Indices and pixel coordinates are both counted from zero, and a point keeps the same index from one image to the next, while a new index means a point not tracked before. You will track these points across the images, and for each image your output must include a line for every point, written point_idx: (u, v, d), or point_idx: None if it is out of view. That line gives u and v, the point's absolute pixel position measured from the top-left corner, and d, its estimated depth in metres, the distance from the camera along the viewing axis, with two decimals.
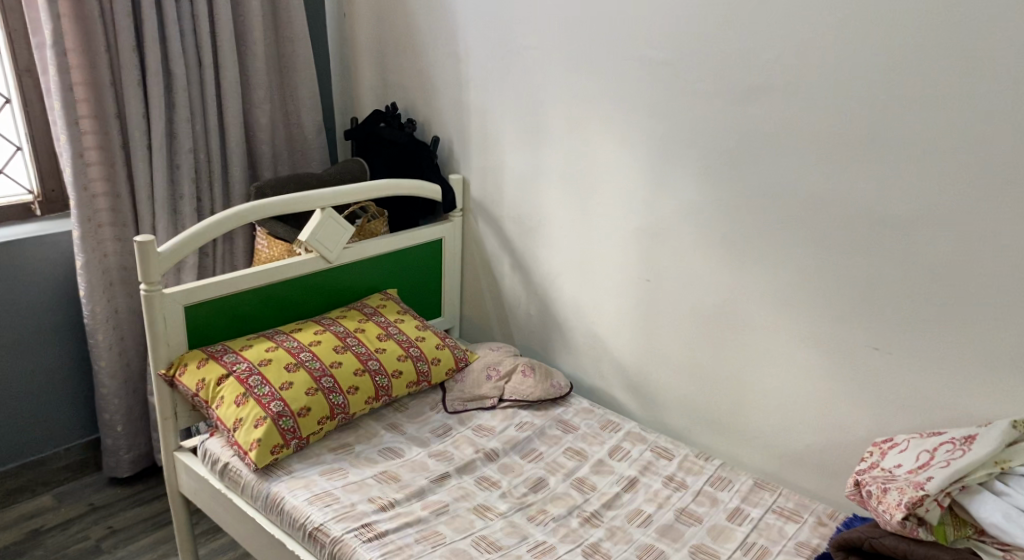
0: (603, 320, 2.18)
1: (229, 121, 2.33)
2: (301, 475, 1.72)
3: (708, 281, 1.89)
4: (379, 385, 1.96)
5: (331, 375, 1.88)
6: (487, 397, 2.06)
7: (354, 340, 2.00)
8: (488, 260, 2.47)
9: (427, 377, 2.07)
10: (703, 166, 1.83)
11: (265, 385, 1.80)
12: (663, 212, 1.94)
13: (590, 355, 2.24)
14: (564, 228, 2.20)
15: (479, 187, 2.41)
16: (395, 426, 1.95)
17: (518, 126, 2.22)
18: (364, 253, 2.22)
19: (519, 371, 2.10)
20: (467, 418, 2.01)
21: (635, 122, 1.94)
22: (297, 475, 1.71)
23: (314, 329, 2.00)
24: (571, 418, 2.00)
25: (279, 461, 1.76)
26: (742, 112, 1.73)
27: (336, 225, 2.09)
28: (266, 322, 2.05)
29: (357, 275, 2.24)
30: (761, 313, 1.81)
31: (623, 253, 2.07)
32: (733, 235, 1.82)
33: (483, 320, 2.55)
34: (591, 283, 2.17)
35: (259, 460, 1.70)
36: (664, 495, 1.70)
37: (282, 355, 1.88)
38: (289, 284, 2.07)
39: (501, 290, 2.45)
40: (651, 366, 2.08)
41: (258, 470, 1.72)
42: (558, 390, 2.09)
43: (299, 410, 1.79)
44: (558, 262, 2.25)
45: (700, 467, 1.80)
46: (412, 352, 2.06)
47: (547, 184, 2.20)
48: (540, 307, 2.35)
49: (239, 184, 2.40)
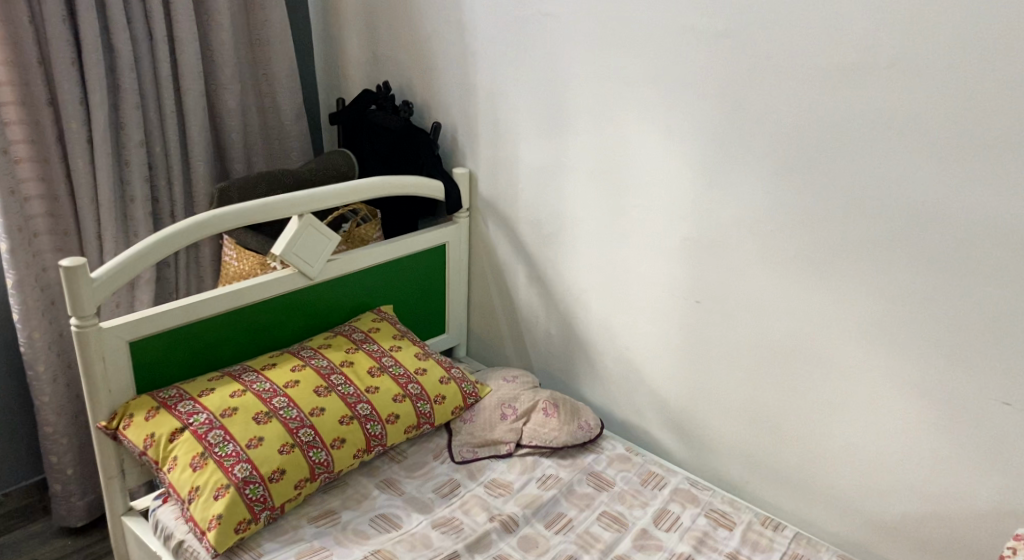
0: (639, 345, 1.82)
1: (189, 108, 1.94)
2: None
3: (778, 305, 1.55)
4: (371, 435, 1.61)
5: (311, 425, 1.53)
6: (502, 442, 1.71)
7: (339, 378, 1.64)
8: (499, 269, 2.10)
9: (429, 419, 1.71)
10: (775, 165, 1.47)
11: (229, 443, 1.45)
12: (722, 220, 1.58)
13: (623, 385, 1.88)
14: (591, 236, 1.83)
15: (488, 183, 2.03)
16: (392, 484, 1.60)
17: (536, 111, 1.84)
18: (352, 266, 1.86)
19: (539, 409, 1.75)
20: (478, 470, 1.66)
21: (686, 107, 1.56)
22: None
23: (291, 365, 1.64)
24: (604, 470, 1.65)
25: (247, 540, 1.42)
26: (832, 95, 1.36)
27: (317, 234, 1.74)
28: (235, 356, 1.70)
29: (344, 292, 1.87)
30: (844, 352, 1.49)
31: (667, 269, 1.71)
32: (812, 252, 1.47)
33: (494, 336, 2.19)
34: (626, 302, 1.81)
35: (219, 542, 1.36)
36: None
37: (250, 402, 1.53)
38: (261, 306, 1.71)
39: (515, 303, 2.09)
40: (699, 403, 1.74)
41: (219, 554, 1.38)
42: (587, 433, 1.73)
43: (270, 473, 1.44)
44: (584, 275, 1.88)
45: (770, 544, 1.47)
46: (411, 390, 1.71)
47: (572, 182, 1.82)
48: (562, 326, 1.98)
49: (204, 181, 2.02)
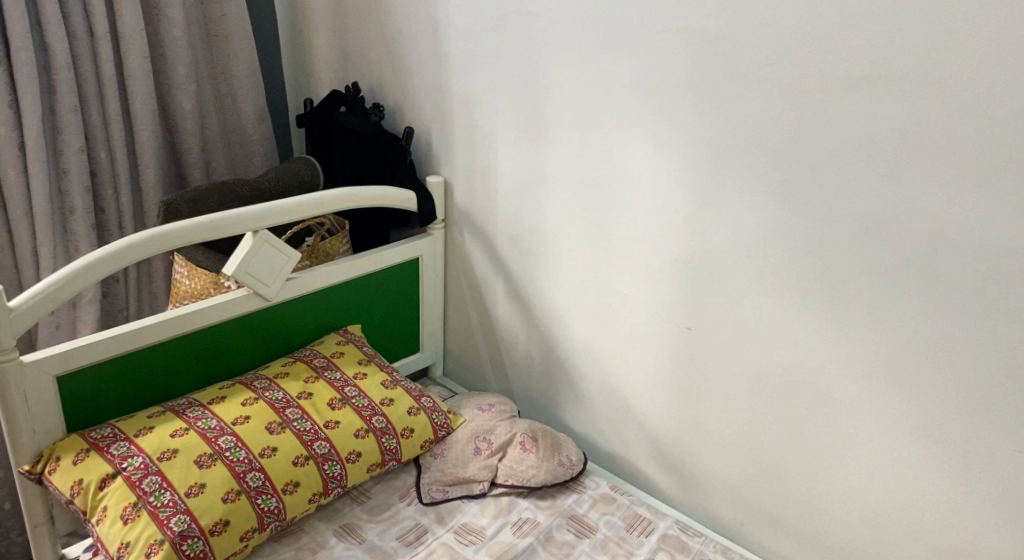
0: (626, 373, 1.67)
1: (136, 110, 1.78)
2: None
3: (777, 335, 1.41)
4: (329, 476, 1.45)
5: (260, 469, 1.38)
6: (475, 481, 1.56)
7: (295, 412, 1.49)
8: (476, 284, 1.95)
9: (395, 456, 1.56)
10: (775, 183, 1.33)
11: (166, 491, 1.30)
12: (717, 242, 1.43)
13: (608, 415, 1.74)
14: (574, 253, 1.68)
15: (465, 193, 1.88)
16: (352, 531, 1.45)
17: (515, 117, 1.68)
18: (314, 285, 1.69)
19: (517, 443, 1.61)
20: (448, 513, 1.51)
21: (677, 117, 1.41)
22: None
23: (241, 398, 1.48)
24: (586, 513, 1.51)
25: None
26: (842, 108, 1.22)
27: (275, 252, 1.57)
28: (182, 386, 1.54)
29: (305, 313, 1.71)
30: (851, 389, 1.35)
31: (656, 292, 1.56)
32: (816, 279, 1.33)
33: (472, 356, 2.04)
34: (612, 325, 1.67)
35: None
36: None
37: (192, 443, 1.37)
38: (211, 331, 1.55)
39: (493, 322, 1.94)
40: (690, 436, 1.59)
41: None
42: (568, 470, 1.59)
43: (212, 525, 1.30)
44: (566, 295, 1.73)
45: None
46: (376, 424, 1.55)
47: (553, 195, 1.67)
48: (543, 349, 1.83)
49: (155, 189, 1.86)
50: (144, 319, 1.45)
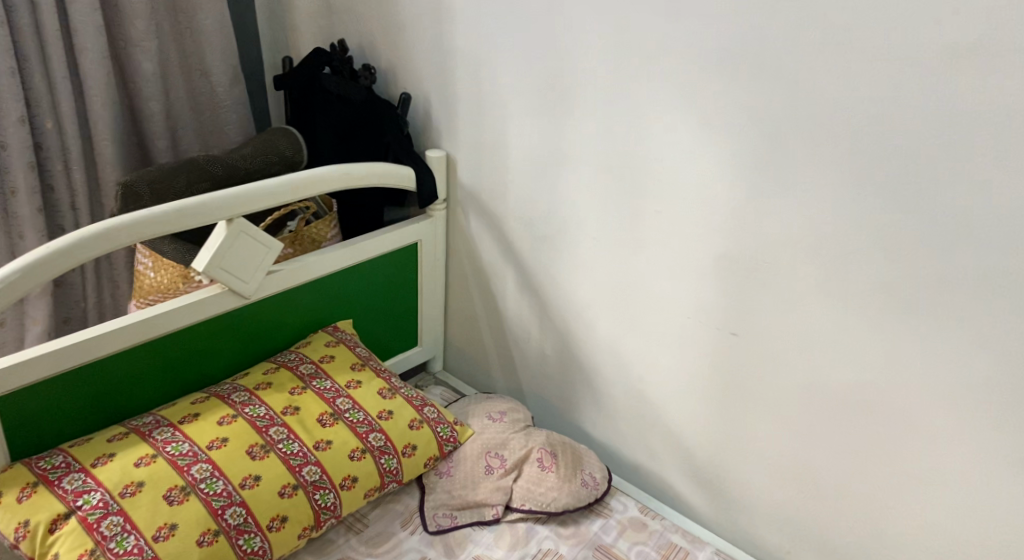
0: (655, 380, 1.47)
1: (87, 71, 1.51)
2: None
3: (840, 346, 1.21)
4: (321, 506, 1.25)
5: (241, 503, 1.16)
6: (486, 505, 1.38)
7: (281, 432, 1.26)
8: (482, 273, 1.72)
9: (396, 477, 1.36)
10: (849, 171, 1.11)
11: (130, 536, 1.07)
12: (774, 238, 1.22)
13: (633, 424, 1.55)
14: (598, 243, 1.46)
15: (469, 170, 1.64)
16: None
17: (532, 86, 1.44)
18: (300, 277, 1.45)
19: (534, 460, 1.42)
20: (458, 543, 1.32)
21: (730, 91, 1.19)
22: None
23: (216, 416, 1.25)
24: (614, 542, 1.35)
25: None
26: (940, 84, 1.00)
27: (253, 242, 1.33)
28: (150, 397, 1.32)
29: (289, 309, 1.48)
30: (926, 413, 1.16)
31: (695, 292, 1.35)
32: (893, 286, 1.13)
33: (476, 350, 1.83)
34: (641, 325, 1.46)
35: None
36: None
37: (160, 473, 1.14)
38: (182, 336, 1.32)
39: (501, 315, 1.72)
40: (730, 453, 1.41)
41: None
42: (591, 491, 1.41)
43: None
44: (588, 290, 1.52)
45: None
46: (374, 442, 1.34)
47: (575, 177, 1.45)
48: (559, 348, 1.63)
49: (113, 163, 1.61)
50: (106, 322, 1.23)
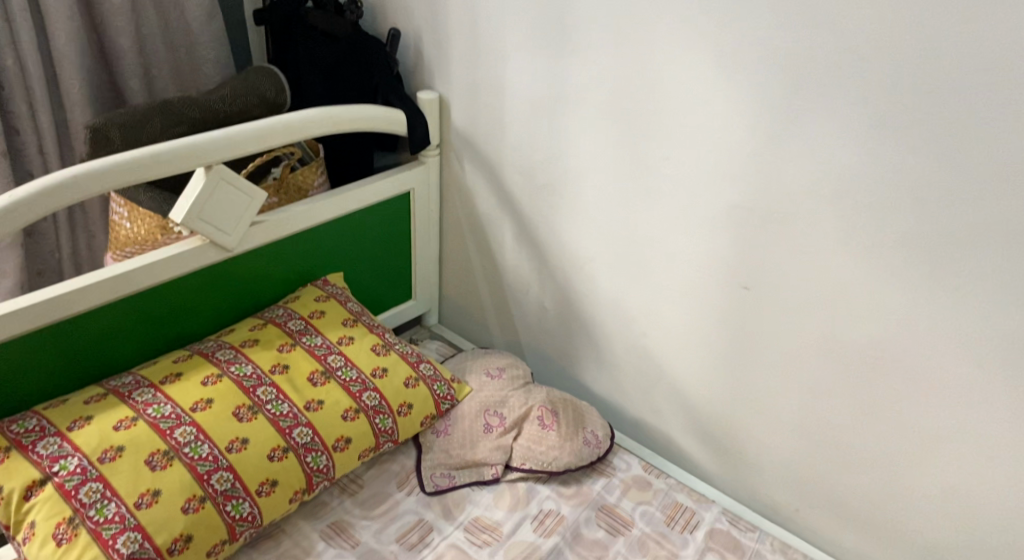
0: (661, 335, 1.41)
1: (47, 4, 1.39)
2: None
3: (861, 300, 1.13)
4: (314, 469, 1.18)
5: (228, 467, 1.09)
6: (486, 464, 1.33)
7: (269, 392, 1.19)
8: (478, 222, 1.63)
9: (391, 437, 1.30)
10: (879, 110, 1.01)
11: (111, 504, 1.00)
12: (793, 185, 1.13)
13: (637, 380, 1.49)
14: (602, 190, 1.37)
15: (464, 113, 1.54)
16: (342, 531, 1.20)
17: (531, 21, 1.33)
18: (286, 228, 1.36)
19: (534, 419, 1.37)
20: (456, 505, 1.28)
21: (749, 24, 1.08)
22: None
23: (200, 376, 1.17)
24: (617, 502, 1.31)
25: None
26: (984, 15, 0.90)
27: (234, 189, 1.24)
28: (129, 356, 1.23)
29: (276, 262, 1.39)
30: (951, 371, 1.08)
31: (705, 242, 1.26)
32: (922, 236, 1.04)
33: (473, 303, 1.75)
34: (647, 277, 1.38)
35: None
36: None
37: (142, 436, 1.06)
38: (162, 291, 1.23)
39: (499, 267, 1.65)
40: (738, 411, 1.34)
41: None
42: (594, 450, 1.36)
43: (170, 543, 1.01)
44: (591, 241, 1.43)
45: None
46: (367, 401, 1.28)
47: (578, 120, 1.35)
48: (559, 301, 1.56)
49: (81, 105, 1.50)
50: (82, 275, 1.13)
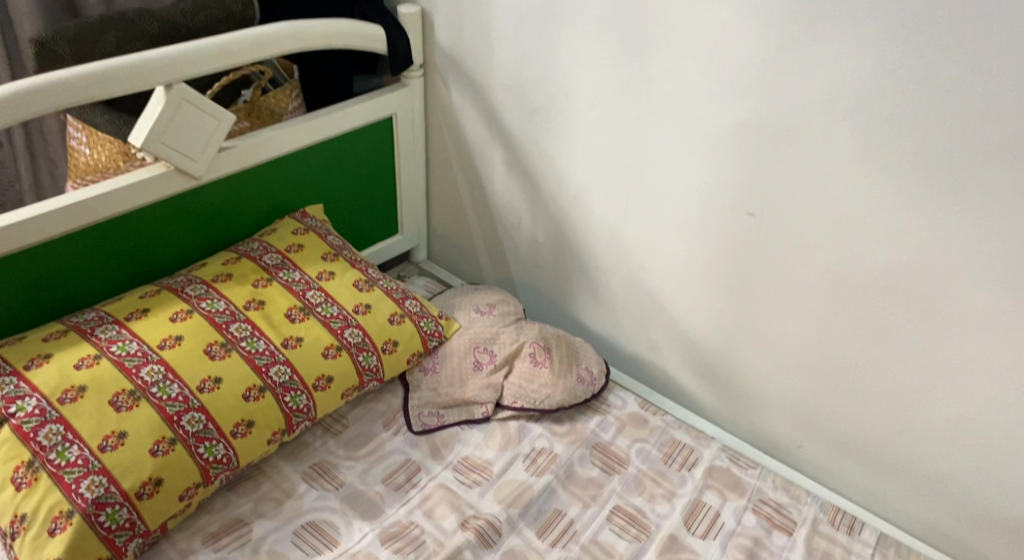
0: (659, 267, 1.33)
1: None
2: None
3: (876, 224, 1.04)
4: (293, 409, 1.12)
5: (200, 408, 1.03)
6: (476, 402, 1.27)
7: (243, 328, 1.12)
8: (466, 150, 1.54)
9: (376, 376, 1.24)
10: (906, 10, 0.91)
11: (73, 447, 0.94)
12: (805, 99, 1.03)
13: (634, 315, 1.42)
14: (598, 111, 1.27)
15: (449, 29, 1.42)
16: (326, 472, 1.15)
17: None
18: (258, 154, 1.27)
19: (526, 356, 1.31)
20: (444, 444, 1.22)
21: None
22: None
23: (168, 312, 1.10)
24: (612, 440, 1.26)
25: None
26: None
27: (198, 112, 1.13)
28: (93, 293, 1.16)
29: (249, 192, 1.30)
30: (970, 298, 1.00)
31: (708, 165, 1.17)
32: (947, 151, 0.94)
33: (462, 237, 1.67)
34: (645, 205, 1.29)
35: None
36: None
37: (106, 376, 1.00)
38: (125, 222, 1.14)
39: (488, 198, 1.56)
40: (740, 345, 1.28)
41: None
42: (588, 387, 1.31)
43: (138, 487, 0.95)
44: (585, 167, 1.34)
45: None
46: (350, 338, 1.21)
47: (570, 34, 1.24)
48: (552, 233, 1.48)
49: (32, 20, 1.38)
50: (33, 204, 1.04)
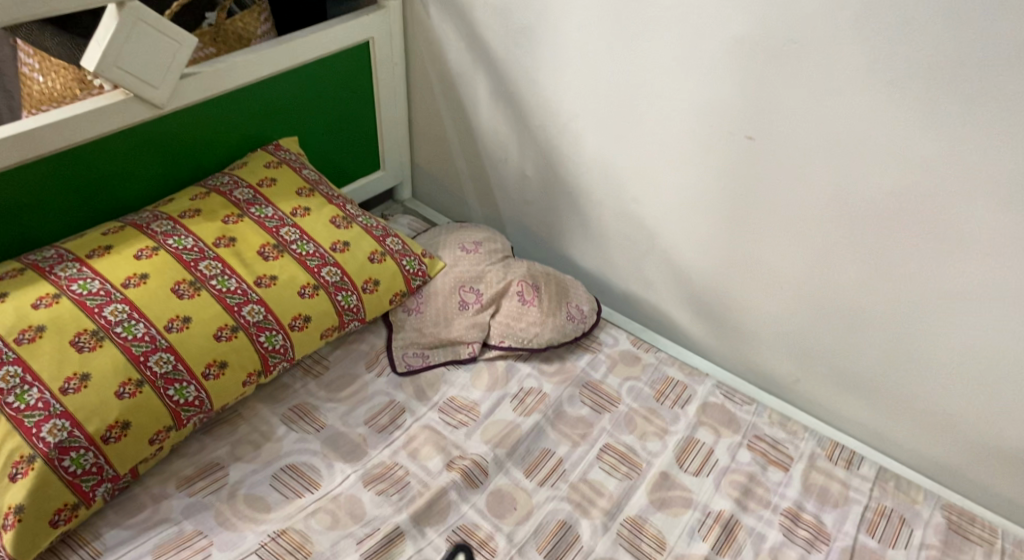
0: (653, 198, 1.27)
1: None
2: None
3: (882, 144, 0.97)
4: (269, 349, 1.07)
5: (168, 348, 0.98)
6: (462, 342, 1.23)
7: (213, 266, 1.06)
8: (449, 79, 1.45)
9: (356, 316, 1.19)
10: None
11: (32, 389, 0.89)
12: (809, 8, 0.95)
13: (627, 250, 1.37)
14: (587, 30, 1.19)
15: None
16: (306, 414, 1.11)
17: None
18: (225, 82, 1.19)
19: (513, 294, 1.25)
20: (429, 385, 1.18)
21: None
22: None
23: (133, 249, 1.04)
24: (603, 379, 1.22)
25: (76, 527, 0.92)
26: None
27: (155, 33, 1.04)
28: (53, 230, 1.10)
29: (217, 125, 1.23)
30: (981, 220, 0.94)
31: (705, 85, 1.10)
32: (962, 61, 0.87)
33: (448, 173, 1.60)
34: (638, 131, 1.22)
35: (22, 551, 0.86)
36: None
37: (66, 315, 0.94)
38: (83, 153, 1.07)
39: (474, 131, 1.48)
40: (737, 277, 1.22)
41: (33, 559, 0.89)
42: (578, 325, 1.26)
43: (104, 430, 0.91)
44: (575, 93, 1.27)
45: (845, 495, 1.08)
46: (328, 277, 1.15)
47: None
48: (541, 166, 1.41)
49: None
50: None
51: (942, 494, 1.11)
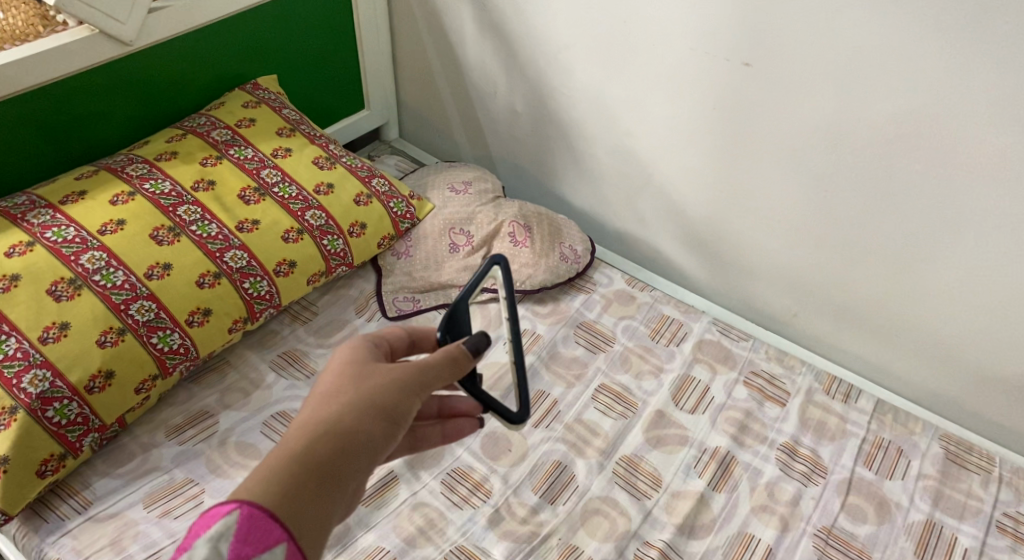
0: (647, 132, 1.23)
1: None
2: (107, 512, 0.89)
3: (886, 68, 0.93)
4: (254, 296, 1.05)
5: (149, 296, 0.95)
6: (453, 285, 1.20)
7: (192, 210, 1.03)
8: (433, 12, 1.39)
9: (343, 261, 1.16)
10: None
11: (9, 339, 0.86)
12: None
13: (621, 187, 1.33)
14: None
15: None
16: (296, 360, 1.09)
17: None
18: (195, 16, 1.13)
19: (505, 235, 1.22)
20: None
21: None
22: (101, 516, 0.89)
23: (108, 194, 1.00)
24: (598, 319, 1.20)
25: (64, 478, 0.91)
26: None
27: None
28: (24, 175, 1.06)
29: (191, 63, 1.18)
30: (988, 146, 0.91)
31: (700, 8, 1.04)
32: None
33: (435, 111, 1.55)
34: (630, 61, 1.17)
35: (10, 502, 0.85)
36: (795, 504, 0.99)
37: (41, 264, 0.91)
38: (50, 95, 1.02)
39: (461, 66, 1.43)
40: (734, 212, 1.19)
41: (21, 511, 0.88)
42: (573, 266, 1.23)
43: (87, 381, 0.89)
44: (564, 23, 1.21)
45: (843, 428, 1.08)
46: (312, 221, 1.12)
47: None
48: (531, 102, 1.36)
49: None
50: None
51: (940, 425, 1.11)
